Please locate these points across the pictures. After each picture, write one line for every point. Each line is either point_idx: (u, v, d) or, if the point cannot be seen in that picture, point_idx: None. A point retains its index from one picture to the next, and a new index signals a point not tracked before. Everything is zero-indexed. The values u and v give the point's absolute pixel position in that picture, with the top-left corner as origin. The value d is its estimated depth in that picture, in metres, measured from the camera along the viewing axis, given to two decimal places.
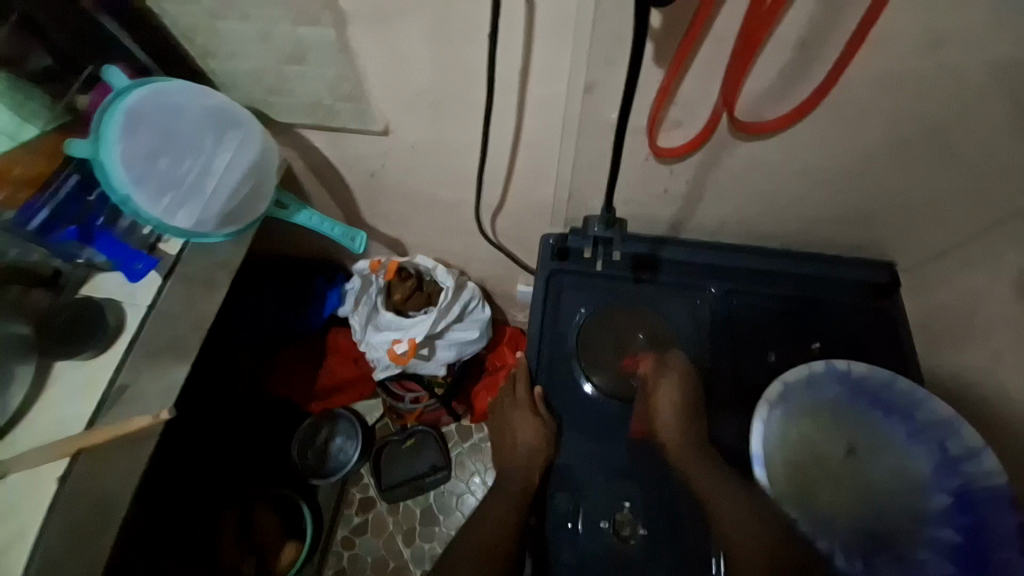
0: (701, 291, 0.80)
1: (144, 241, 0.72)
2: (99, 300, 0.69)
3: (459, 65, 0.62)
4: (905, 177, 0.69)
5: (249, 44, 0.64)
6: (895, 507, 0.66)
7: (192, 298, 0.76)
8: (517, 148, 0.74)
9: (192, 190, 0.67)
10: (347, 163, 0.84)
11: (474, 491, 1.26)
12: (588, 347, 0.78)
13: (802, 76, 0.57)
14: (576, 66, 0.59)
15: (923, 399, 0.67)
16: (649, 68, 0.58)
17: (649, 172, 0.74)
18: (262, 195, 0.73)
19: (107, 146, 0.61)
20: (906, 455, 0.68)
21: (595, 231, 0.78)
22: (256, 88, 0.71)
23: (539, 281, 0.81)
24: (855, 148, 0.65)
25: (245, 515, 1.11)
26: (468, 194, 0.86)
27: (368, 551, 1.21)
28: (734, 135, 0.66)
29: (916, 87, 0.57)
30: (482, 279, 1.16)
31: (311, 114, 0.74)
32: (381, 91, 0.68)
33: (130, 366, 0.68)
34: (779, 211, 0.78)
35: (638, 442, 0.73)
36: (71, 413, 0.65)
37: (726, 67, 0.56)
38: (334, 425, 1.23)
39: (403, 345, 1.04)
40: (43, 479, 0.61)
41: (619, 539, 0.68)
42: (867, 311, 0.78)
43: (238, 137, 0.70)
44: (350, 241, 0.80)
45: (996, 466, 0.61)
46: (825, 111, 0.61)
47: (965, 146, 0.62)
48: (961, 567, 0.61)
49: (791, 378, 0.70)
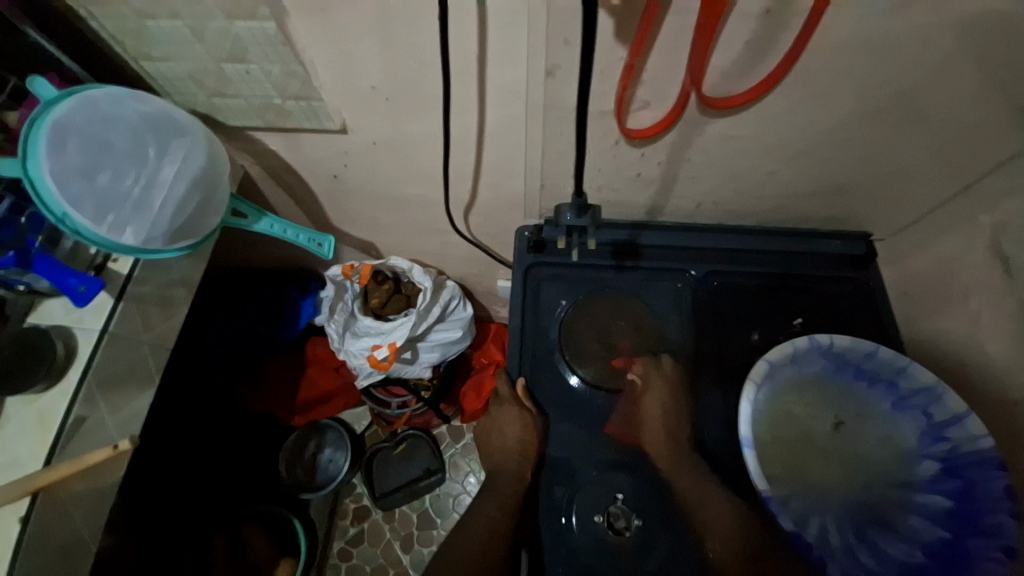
0: (682, 274, 0.79)
1: (90, 263, 0.68)
2: (45, 328, 0.65)
3: (413, 55, 0.59)
4: (878, 146, 0.68)
5: (184, 43, 0.60)
6: (884, 476, 0.67)
7: (149, 318, 0.72)
8: (482, 140, 0.72)
9: (137, 205, 0.63)
10: (308, 166, 0.80)
11: (469, 491, 1.24)
12: (570, 338, 0.76)
13: (769, 47, 0.55)
14: (536, 50, 0.57)
15: (906, 367, 0.66)
16: (611, 45, 0.56)
17: (620, 156, 0.72)
18: (215, 206, 0.69)
19: (38, 161, 0.57)
20: (893, 423, 0.67)
21: (568, 220, 0.75)
22: (199, 90, 0.67)
23: (517, 274, 0.79)
24: (826, 119, 0.64)
25: (235, 536, 1.08)
26: (438, 191, 0.83)
27: (365, 560, 1.18)
28: (705, 113, 0.64)
29: (881, 50, 0.55)
30: (462, 277, 1.14)
31: (261, 115, 0.70)
32: (334, 87, 0.65)
33: (86, 398, 0.64)
34: (754, 189, 0.77)
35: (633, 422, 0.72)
36: (25, 452, 0.61)
37: (691, 42, 0.54)
38: (322, 437, 1.21)
39: (384, 351, 1.01)
40: (3, 520, 0.57)
41: (615, 532, 0.66)
42: (846, 284, 0.77)
43: (182, 144, 0.66)
44: (318, 246, 0.77)
45: (980, 429, 0.60)
46: (792, 84, 0.60)
47: (934, 109, 0.61)
48: (952, 532, 0.60)
49: (775, 357, 0.67)
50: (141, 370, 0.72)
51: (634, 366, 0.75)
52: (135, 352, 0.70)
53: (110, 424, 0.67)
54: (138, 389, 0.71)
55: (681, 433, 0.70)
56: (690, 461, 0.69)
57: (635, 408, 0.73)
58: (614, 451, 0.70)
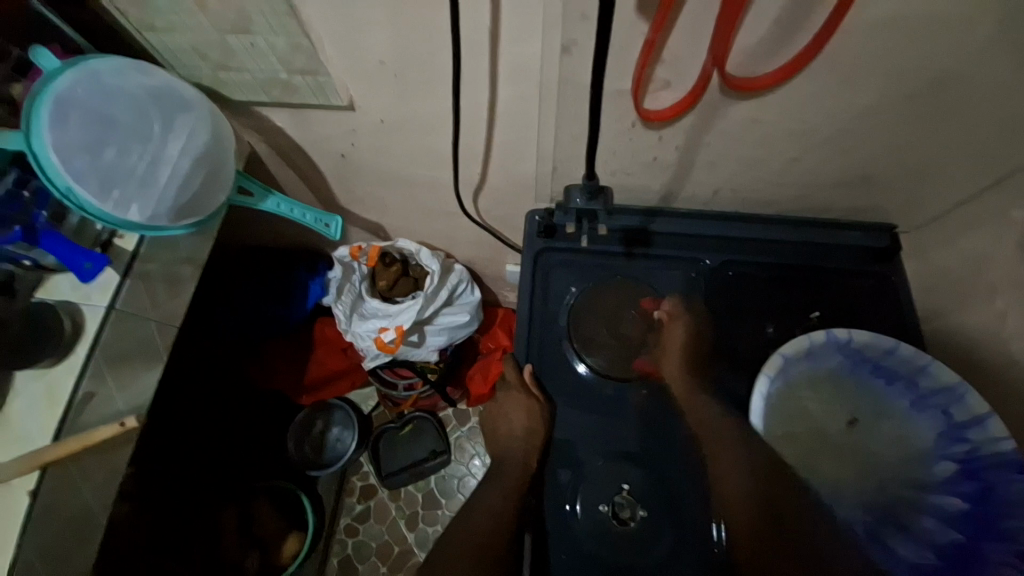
0: (696, 263, 0.77)
1: (95, 239, 0.67)
2: (52, 303, 0.65)
3: (422, 30, 0.57)
4: (910, 133, 0.64)
5: (188, 14, 0.58)
6: (898, 476, 0.65)
7: (156, 296, 0.71)
8: (493, 120, 0.69)
9: (143, 181, 0.63)
10: (315, 144, 0.79)
11: (474, 474, 1.25)
12: (580, 325, 0.75)
13: (799, 25, 0.52)
14: (552, 25, 0.54)
15: (926, 365, 0.63)
16: (630, 22, 0.53)
17: (636, 139, 0.69)
18: (221, 184, 0.68)
19: (42, 136, 0.56)
20: (909, 422, 0.65)
21: (579, 203, 0.75)
22: (204, 64, 0.66)
23: (527, 258, 0.77)
24: (854, 105, 0.61)
25: (246, 509, 1.10)
26: (447, 172, 0.81)
27: (371, 537, 1.20)
28: (727, 95, 0.61)
29: (921, 32, 0.52)
30: (470, 261, 1.12)
31: (268, 91, 0.68)
32: (341, 63, 0.63)
33: (93, 375, 0.64)
34: (774, 177, 0.74)
35: (643, 408, 0.70)
36: (33, 427, 0.62)
37: (715, 19, 0.51)
38: (330, 415, 1.21)
39: (390, 333, 1.01)
40: (13, 494, 0.59)
41: (619, 521, 0.65)
42: (867, 277, 0.75)
43: (187, 119, 0.65)
44: (325, 226, 0.76)
45: (1002, 432, 0.58)
46: (824, 65, 0.56)
47: (976, 95, 0.57)
48: (967, 535, 0.58)
49: (790, 351, 0.65)
50: (149, 347, 0.72)
51: (662, 306, 0.76)
52: (142, 327, 0.70)
53: (119, 401, 0.68)
54: (145, 366, 0.71)
55: (695, 424, 0.69)
56: (701, 454, 0.68)
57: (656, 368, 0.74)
58: (622, 442, 0.69)
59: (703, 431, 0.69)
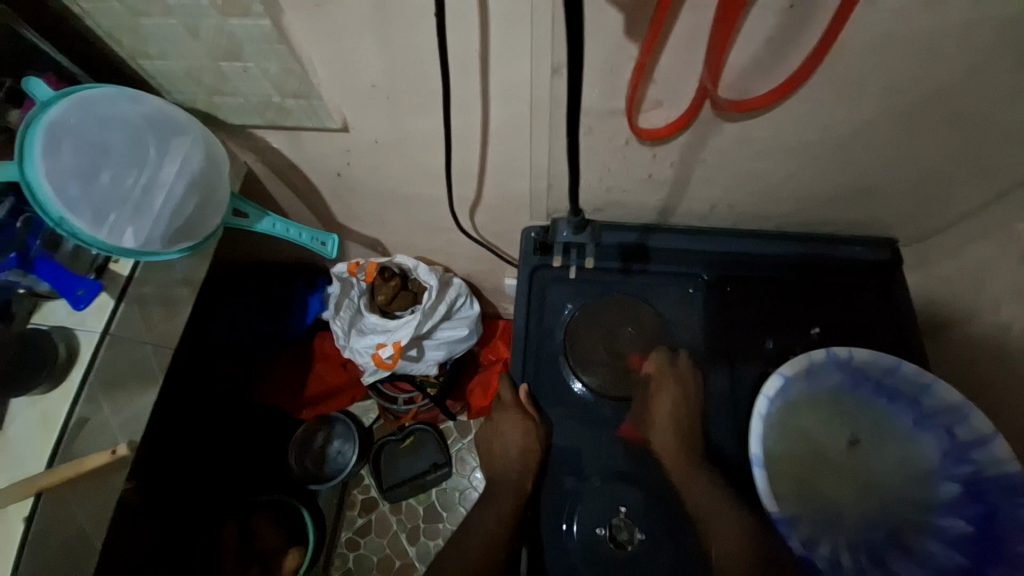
0: (694, 279, 0.76)
1: (90, 264, 0.67)
2: (47, 328, 0.66)
3: (412, 52, 0.57)
4: (910, 147, 0.63)
5: (180, 41, 0.59)
6: (903, 496, 0.64)
7: (152, 319, 0.72)
8: (486, 139, 0.69)
9: (138, 206, 0.64)
10: (311, 163, 0.79)
11: (476, 487, 1.24)
12: (576, 343, 0.74)
13: (791, 43, 0.51)
14: (540, 47, 0.54)
15: (931, 384, 0.62)
16: (620, 42, 0.53)
17: (631, 156, 0.69)
18: (215, 206, 0.69)
19: (35, 163, 0.56)
20: (913, 442, 0.64)
21: (565, 236, 0.77)
22: (198, 89, 0.66)
23: (522, 276, 0.77)
24: (849, 120, 0.60)
25: (245, 525, 1.08)
26: (442, 190, 0.81)
27: (372, 551, 1.19)
28: (722, 115, 0.61)
29: (912, 49, 0.52)
30: (469, 274, 1.12)
31: (262, 113, 0.69)
32: (333, 84, 0.63)
33: (88, 399, 0.65)
34: (772, 191, 0.73)
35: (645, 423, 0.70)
36: (27, 453, 0.62)
37: (708, 38, 0.51)
38: (331, 429, 1.21)
39: (388, 350, 1.01)
40: (8, 520, 0.59)
41: (616, 544, 0.65)
42: (870, 291, 0.73)
43: (182, 144, 0.66)
44: (321, 245, 0.77)
45: (1007, 453, 0.57)
46: (817, 81, 0.56)
47: (977, 106, 0.57)
48: (972, 560, 0.57)
49: (790, 370, 0.64)
50: (143, 370, 0.73)
51: (648, 359, 0.73)
52: (138, 350, 0.71)
53: (114, 425, 0.68)
54: (140, 389, 0.72)
55: (695, 440, 0.68)
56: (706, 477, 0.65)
57: (648, 407, 0.70)
58: (621, 462, 0.68)
59: (703, 443, 0.68)
